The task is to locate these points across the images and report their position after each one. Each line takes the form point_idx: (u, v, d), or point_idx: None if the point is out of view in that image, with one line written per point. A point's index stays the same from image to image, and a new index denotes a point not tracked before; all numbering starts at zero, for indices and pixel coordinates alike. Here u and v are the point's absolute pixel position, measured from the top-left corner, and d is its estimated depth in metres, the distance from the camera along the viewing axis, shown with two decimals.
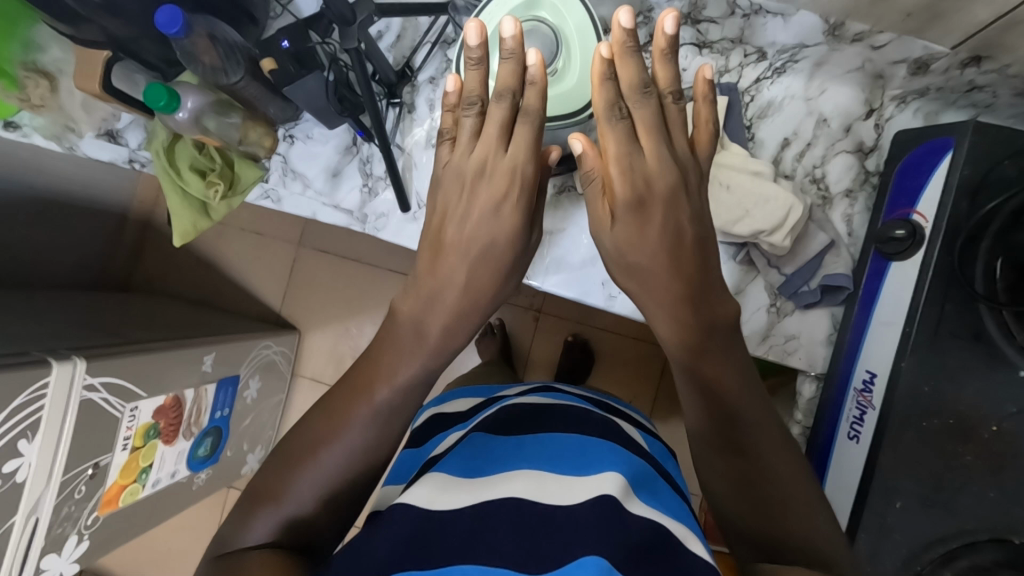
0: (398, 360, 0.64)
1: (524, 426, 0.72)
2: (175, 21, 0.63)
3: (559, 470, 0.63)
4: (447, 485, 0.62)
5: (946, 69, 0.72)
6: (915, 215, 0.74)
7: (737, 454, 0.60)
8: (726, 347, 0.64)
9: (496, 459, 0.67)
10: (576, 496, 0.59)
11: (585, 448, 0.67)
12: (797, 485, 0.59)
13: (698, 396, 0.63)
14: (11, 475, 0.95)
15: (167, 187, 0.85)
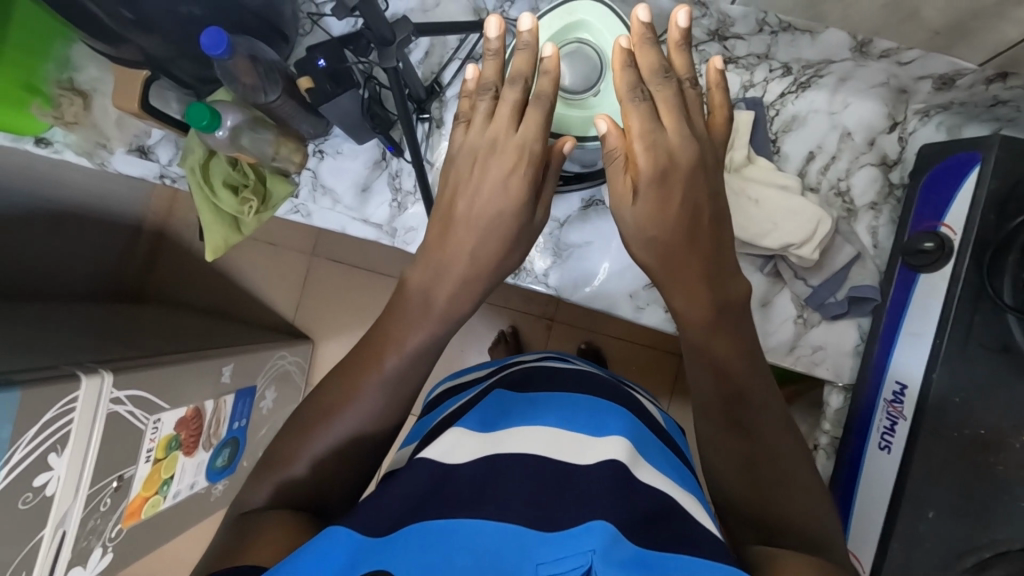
0: (413, 335, 0.65)
1: (538, 389, 0.72)
2: (219, 43, 0.65)
3: (575, 428, 0.63)
4: (460, 436, 0.61)
5: (971, 85, 0.74)
6: (943, 227, 0.75)
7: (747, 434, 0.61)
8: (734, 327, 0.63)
9: (510, 413, 0.66)
10: (587, 457, 0.58)
11: (599, 411, 0.66)
12: (799, 467, 0.60)
13: (710, 374, 0.63)
14: (41, 489, 0.96)
15: (200, 203, 0.86)
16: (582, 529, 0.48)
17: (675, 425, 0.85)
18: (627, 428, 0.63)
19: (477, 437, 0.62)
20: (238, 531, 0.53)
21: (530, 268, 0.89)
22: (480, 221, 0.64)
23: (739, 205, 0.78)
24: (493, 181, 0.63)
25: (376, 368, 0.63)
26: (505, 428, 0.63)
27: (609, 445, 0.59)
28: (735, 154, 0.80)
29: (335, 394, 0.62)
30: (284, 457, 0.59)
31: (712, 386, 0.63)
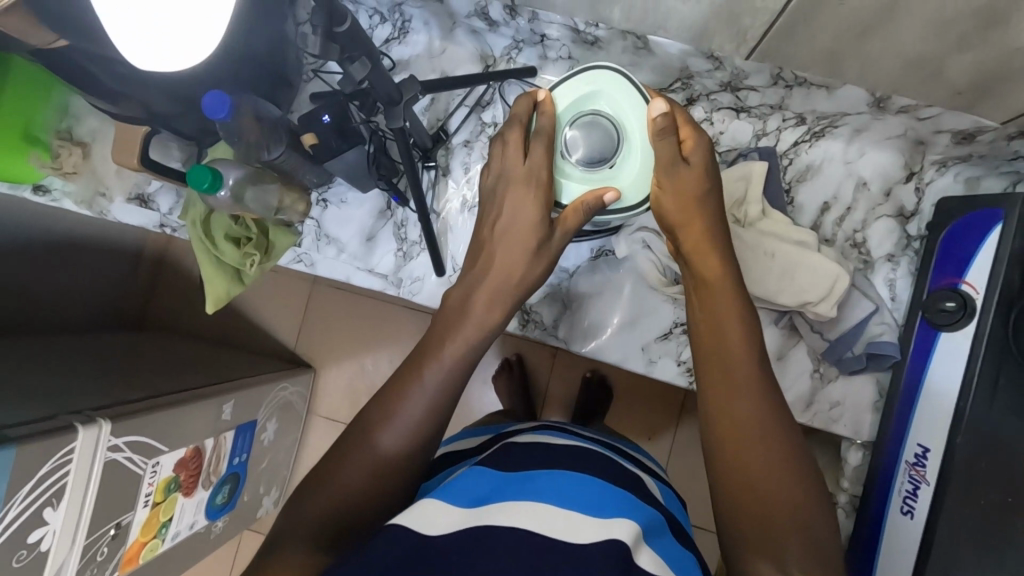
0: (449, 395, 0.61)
1: (527, 457, 0.67)
2: (222, 107, 0.63)
3: (572, 506, 0.60)
4: (453, 514, 0.56)
5: (992, 140, 0.72)
6: (964, 284, 0.73)
7: (740, 442, 0.54)
8: (739, 325, 0.59)
9: (499, 488, 0.61)
10: (585, 535, 0.56)
11: (601, 487, 0.63)
12: (797, 486, 0.53)
13: (708, 377, 0.58)
14: (36, 544, 0.93)
15: (201, 255, 0.84)
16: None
17: (674, 492, 0.80)
18: (634, 510, 0.62)
19: (470, 512, 0.57)
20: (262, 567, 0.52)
21: (537, 319, 0.87)
22: (494, 285, 0.63)
23: (752, 261, 0.76)
24: (524, 238, 0.63)
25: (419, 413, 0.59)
26: (500, 502, 0.59)
27: (617, 525, 0.57)
28: (749, 207, 0.79)
29: (369, 424, 0.58)
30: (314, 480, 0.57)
31: (710, 384, 0.58)
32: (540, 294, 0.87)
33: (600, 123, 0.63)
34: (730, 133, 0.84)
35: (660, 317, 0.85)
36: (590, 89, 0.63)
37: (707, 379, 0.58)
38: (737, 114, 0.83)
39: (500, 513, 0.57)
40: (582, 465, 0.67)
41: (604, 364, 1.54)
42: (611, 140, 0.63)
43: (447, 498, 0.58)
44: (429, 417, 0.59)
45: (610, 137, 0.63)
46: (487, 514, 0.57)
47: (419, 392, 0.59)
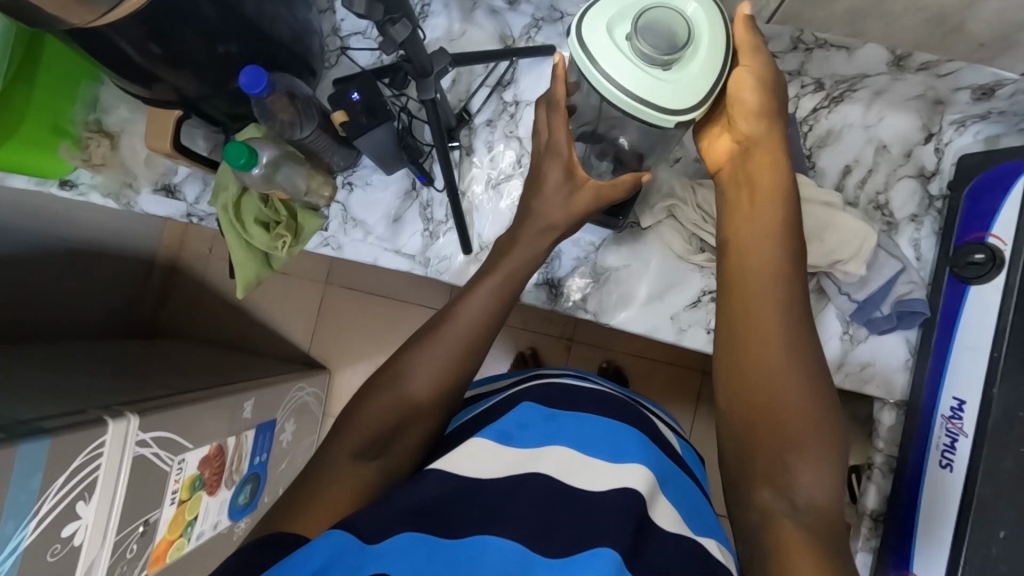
0: (491, 324, 0.67)
1: (551, 394, 0.69)
2: (259, 82, 0.64)
3: (589, 453, 0.61)
4: (480, 455, 0.59)
5: (1012, 95, 0.73)
6: (992, 237, 0.74)
7: (766, 359, 0.55)
8: (775, 243, 0.59)
9: (526, 427, 0.63)
10: (601, 483, 0.58)
11: (623, 432, 0.65)
12: (811, 411, 0.53)
13: (733, 297, 0.59)
14: (69, 539, 0.93)
15: (231, 238, 0.85)
16: (589, 555, 0.51)
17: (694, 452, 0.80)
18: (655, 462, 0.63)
19: (495, 454, 0.59)
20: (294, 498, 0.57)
21: (566, 294, 0.88)
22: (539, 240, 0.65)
23: None
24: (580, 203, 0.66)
25: (460, 344, 0.65)
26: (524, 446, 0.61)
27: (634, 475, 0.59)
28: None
29: (415, 354, 0.64)
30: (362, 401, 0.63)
31: (732, 309, 0.59)
32: (568, 271, 0.88)
33: (672, 16, 0.54)
34: None
35: (688, 286, 0.86)
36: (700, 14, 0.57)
37: (734, 295, 0.59)
38: None
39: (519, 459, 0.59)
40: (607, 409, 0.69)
41: (621, 353, 1.54)
42: (674, 38, 0.54)
43: (471, 440, 0.60)
44: (467, 350, 0.65)
45: (684, 35, 0.54)
46: (509, 464, 0.58)
47: (463, 328, 0.65)
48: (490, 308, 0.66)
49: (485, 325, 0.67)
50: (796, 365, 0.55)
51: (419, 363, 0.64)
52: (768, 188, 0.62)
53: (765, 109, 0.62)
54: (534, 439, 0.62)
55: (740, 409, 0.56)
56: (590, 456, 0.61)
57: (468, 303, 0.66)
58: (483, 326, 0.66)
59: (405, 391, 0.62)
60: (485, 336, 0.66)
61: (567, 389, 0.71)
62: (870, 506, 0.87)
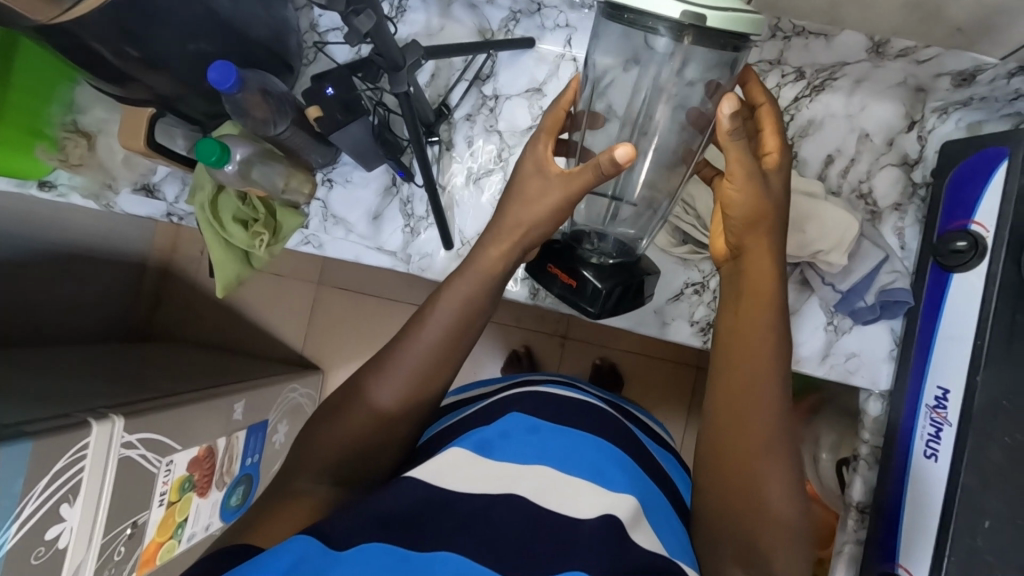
0: (458, 345, 0.66)
1: (539, 404, 0.70)
2: (229, 78, 0.64)
3: (569, 470, 0.62)
4: (460, 462, 0.61)
5: (992, 80, 0.72)
6: (974, 225, 0.73)
7: (747, 461, 0.60)
8: (771, 345, 0.61)
9: (508, 435, 0.65)
10: (583, 509, 0.59)
11: (604, 450, 0.66)
12: (786, 499, 0.59)
13: (729, 375, 0.63)
14: (53, 542, 0.92)
15: (209, 238, 0.84)
16: None
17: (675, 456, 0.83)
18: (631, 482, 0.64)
19: (474, 464, 0.61)
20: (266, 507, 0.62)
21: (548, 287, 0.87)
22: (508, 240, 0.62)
23: None
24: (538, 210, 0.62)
25: (427, 367, 0.65)
26: (502, 460, 0.62)
27: (613, 497, 0.60)
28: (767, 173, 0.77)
29: (384, 372, 0.65)
30: (332, 417, 0.65)
31: (724, 409, 0.63)
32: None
33: None
34: None
35: (671, 279, 0.85)
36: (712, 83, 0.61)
37: (726, 388, 0.63)
38: None
39: (498, 471, 0.61)
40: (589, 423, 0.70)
41: (614, 349, 1.53)
42: None
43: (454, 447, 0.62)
44: (435, 367, 0.65)
45: None
46: (487, 476, 0.60)
47: (424, 345, 0.65)
48: (454, 325, 0.65)
49: (455, 349, 0.66)
50: (776, 469, 0.60)
51: (380, 382, 0.65)
52: (760, 290, 0.63)
53: (751, 220, 0.61)
54: (514, 451, 0.64)
55: (722, 488, 0.61)
56: (570, 474, 0.62)
57: (433, 321, 0.65)
58: (449, 351, 0.66)
59: (369, 409, 0.64)
60: (452, 352, 0.66)
61: (554, 403, 0.72)
62: (856, 498, 0.86)
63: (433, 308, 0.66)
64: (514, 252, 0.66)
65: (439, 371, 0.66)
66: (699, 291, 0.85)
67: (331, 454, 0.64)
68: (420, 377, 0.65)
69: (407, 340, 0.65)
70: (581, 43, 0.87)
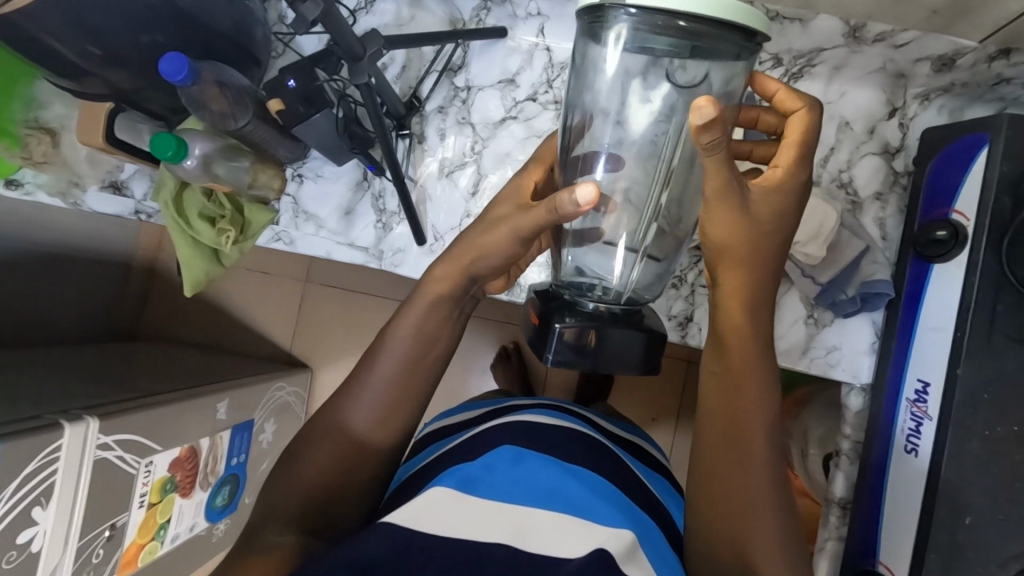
0: (425, 364, 0.64)
1: (522, 437, 0.71)
2: (180, 69, 0.62)
3: (554, 506, 0.62)
4: (441, 502, 0.60)
5: (972, 64, 0.71)
6: (954, 214, 0.71)
7: (740, 510, 0.57)
8: (756, 378, 0.58)
9: (492, 469, 0.65)
10: (575, 544, 0.58)
11: (588, 483, 0.66)
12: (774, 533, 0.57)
13: (713, 409, 0.59)
14: (26, 546, 0.88)
15: (178, 237, 0.83)
16: None
17: (667, 482, 0.83)
18: (623, 515, 0.63)
19: (462, 499, 0.61)
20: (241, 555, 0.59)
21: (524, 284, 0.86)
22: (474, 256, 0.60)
23: None
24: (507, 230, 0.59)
25: (396, 389, 0.63)
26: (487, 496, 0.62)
27: (608, 532, 0.60)
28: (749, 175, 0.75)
29: (338, 417, 0.63)
30: (289, 467, 0.63)
31: (715, 455, 0.59)
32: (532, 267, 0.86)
33: None
34: None
35: None
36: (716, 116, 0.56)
37: (714, 432, 0.59)
38: None
39: (480, 506, 0.60)
40: (565, 451, 0.71)
41: None
42: None
43: (434, 487, 0.62)
44: (399, 394, 0.63)
45: None
46: (474, 511, 0.60)
47: (376, 387, 0.63)
48: (407, 362, 0.63)
49: (423, 371, 0.64)
50: (770, 517, 0.57)
51: (334, 430, 0.63)
52: (739, 321, 0.57)
53: (733, 244, 0.53)
54: (499, 486, 0.64)
55: (711, 522, 0.59)
56: (558, 511, 0.62)
57: (383, 361, 0.63)
58: (417, 373, 0.64)
59: (327, 455, 0.62)
60: (407, 392, 0.64)
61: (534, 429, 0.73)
62: (838, 493, 0.85)
63: (383, 348, 0.64)
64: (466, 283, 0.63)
65: (410, 396, 0.64)
66: (676, 285, 0.83)
67: (291, 505, 0.61)
68: (375, 420, 0.63)
69: (358, 384, 0.63)
70: (555, 31, 0.84)
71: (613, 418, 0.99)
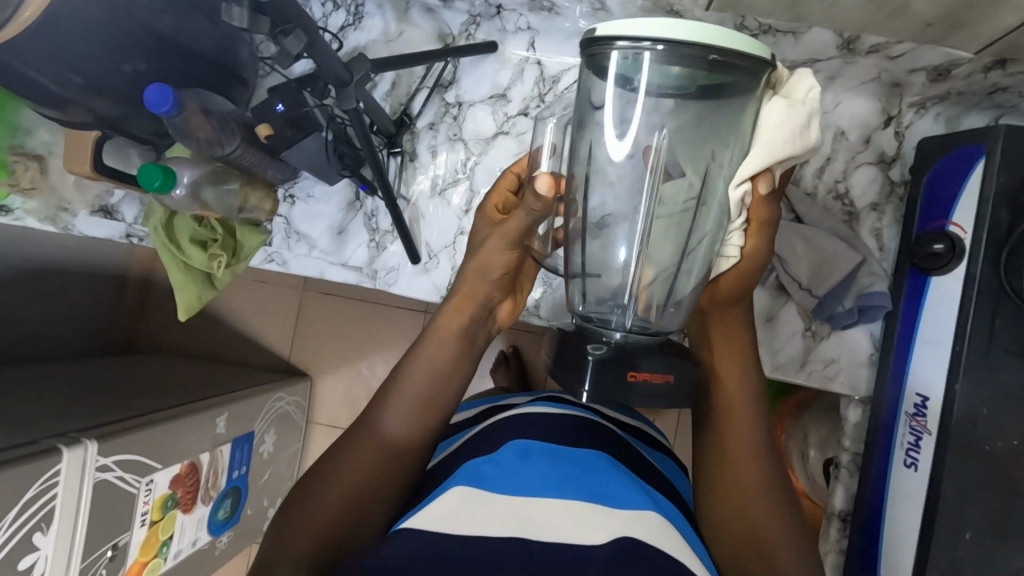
0: (455, 374, 0.64)
1: (534, 429, 0.68)
2: (166, 100, 0.62)
3: (566, 494, 0.60)
4: (454, 503, 0.58)
5: (968, 74, 0.70)
6: (952, 226, 0.70)
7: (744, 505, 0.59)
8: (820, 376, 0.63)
9: (497, 463, 0.63)
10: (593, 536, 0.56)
11: (607, 470, 0.64)
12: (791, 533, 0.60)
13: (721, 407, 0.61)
14: (27, 573, 0.84)
15: (168, 261, 0.83)
16: None
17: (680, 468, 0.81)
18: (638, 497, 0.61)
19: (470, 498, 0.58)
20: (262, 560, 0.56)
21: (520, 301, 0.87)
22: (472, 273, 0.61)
23: None
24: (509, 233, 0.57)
25: (423, 397, 0.62)
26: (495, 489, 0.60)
27: (628, 519, 0.58)
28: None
29: (373, 424, 0.62)
30: (307, 493, 0.59)
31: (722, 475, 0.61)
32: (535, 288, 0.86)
33: None
34: None
35: None
36: (693, 193, 0.51)
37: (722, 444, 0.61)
38: None
39: (493, 503, 0.58)
40: (579, 440, 0.68)
41: None
42: None
43: (450, 486, 0.59)
44: (429, 400, 0.63)
45: None
46: (485, 509, 0.57)
47: (397, 408, 0.62)
48: (428, 386, 0.63)
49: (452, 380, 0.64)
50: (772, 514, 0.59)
51: (353, 454, 0.60)
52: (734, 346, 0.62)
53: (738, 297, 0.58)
54: (505, 476, 0.61)
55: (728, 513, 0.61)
56: (570, 499, 0.60)
57: (402, 386, 0.62)
58: (444, 382, 0.63)
59: (351, 477, 0.59)
60: (428, 412, 0.63)
61: (546, 418, 0.71)
62: (838, 506, 0.85)
63: (408, 369, 0.63)
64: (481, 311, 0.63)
65: (444, 397, 0.63)
66: None
67: (312, 532, 0.57)
68: (398, 444, 0.62)
69: (386, 400, 0.63)
70: (545, 46, 0.84)
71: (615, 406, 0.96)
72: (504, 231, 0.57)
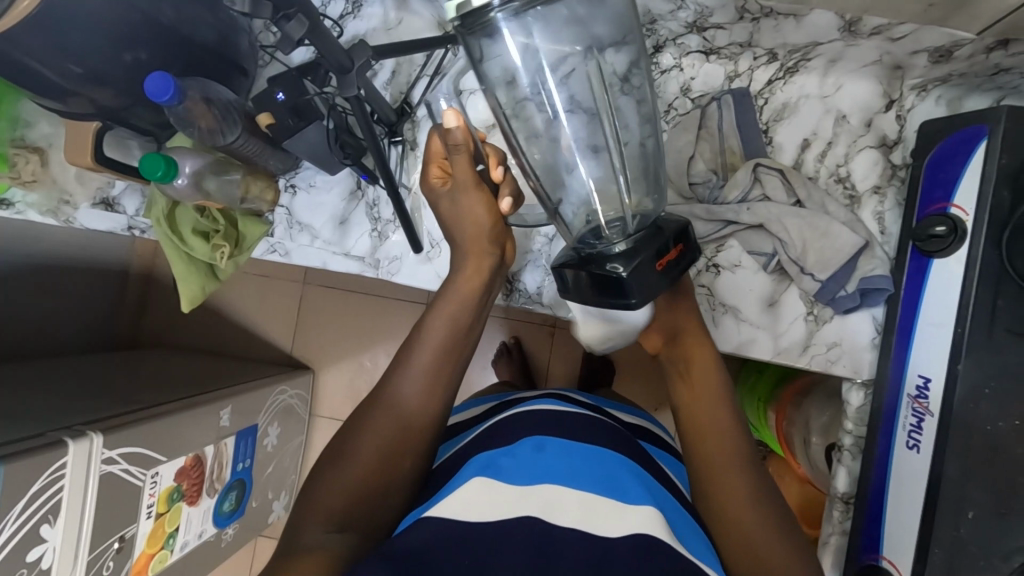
0: (468, 330, 0.65)
1: (543, 425, 0.69)
2: (166, 89, 0.62)
3: (574, 486, 0.61)
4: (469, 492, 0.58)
5: (971, 55, 0.69)
6: (953, 207, 0.70)
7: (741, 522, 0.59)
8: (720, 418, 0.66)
9: (512, 454, 0.64)
10: (600, 526, 0.57)
11: (618, 465, 0.64)
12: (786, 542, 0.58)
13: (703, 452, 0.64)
14: (35, 565, 0.84)
15: (171, 253, 0.83)
16: None
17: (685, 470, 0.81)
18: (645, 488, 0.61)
19: (486, 487, 0.59)
20: (282, 552, 0.54)
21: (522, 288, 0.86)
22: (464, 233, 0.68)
23: (727, 215, 0.78)
24: (468, 176, 0.65)
25: (442, 353, 0.63)
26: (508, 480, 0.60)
27: (635, 513, 0.58)
28: (738, 174, 0.78)
29: (386, 392, 0.62)
30: (326, 472, 0.59)
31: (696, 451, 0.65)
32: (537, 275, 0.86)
33: None
34: (701, 77, 0.82)
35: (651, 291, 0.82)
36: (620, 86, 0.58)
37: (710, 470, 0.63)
38: (706, 57, 0.81)
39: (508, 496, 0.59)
40: (591, 437, 0.68)
41: None
42: None
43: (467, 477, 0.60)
44: (447, 358, 0.63)
45: None
46: (500, 498, 0.58)
47: (407, 380, 0.62)
48: (444, 346, 0.63)
49: (467, 340, 0.65)
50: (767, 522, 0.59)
51: (370, 427, 0.60)
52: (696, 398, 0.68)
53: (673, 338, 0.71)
54: (520, 468, 0.62)
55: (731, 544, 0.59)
56: (576, 490, 0.60)
57: (416, 350, 0.63)
58: (461, 325, 0.65)
59: (371, 448, 0.59)
60: (439, 386, 0.63)
61: (550, 412, 0.71)
62: (841, 489, 0.86)
63: (426, 322, 0.64)
64: (490, 271, 0.67)
65: (461, 353, 0.65)
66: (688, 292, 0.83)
67: (338, 497, 0.57)
68: (413, 409, 0.61)
69: (403, 366, 0.63)
70: None
71: (616, 401, 0.95)
72: (464, 182, 0.65)
